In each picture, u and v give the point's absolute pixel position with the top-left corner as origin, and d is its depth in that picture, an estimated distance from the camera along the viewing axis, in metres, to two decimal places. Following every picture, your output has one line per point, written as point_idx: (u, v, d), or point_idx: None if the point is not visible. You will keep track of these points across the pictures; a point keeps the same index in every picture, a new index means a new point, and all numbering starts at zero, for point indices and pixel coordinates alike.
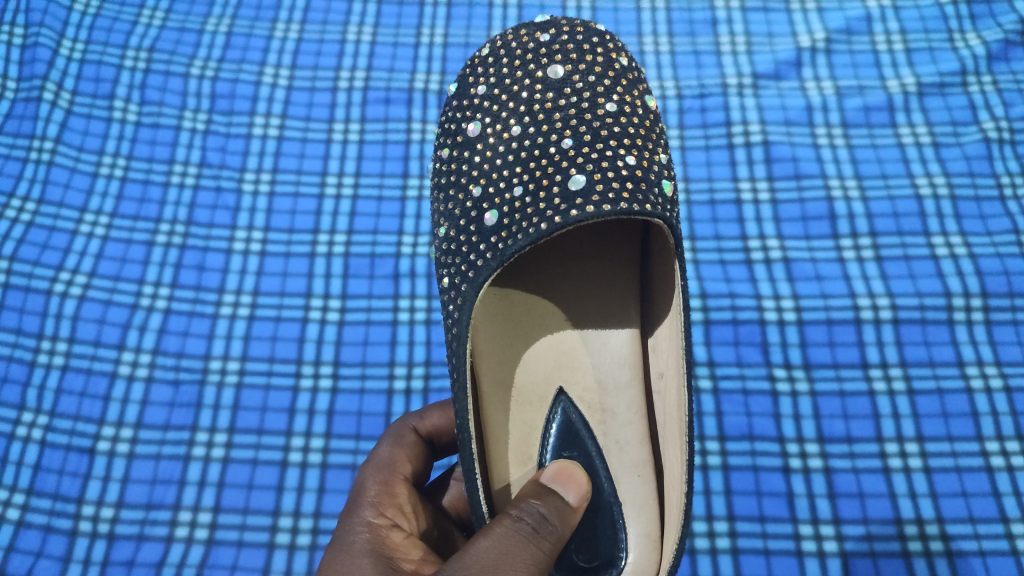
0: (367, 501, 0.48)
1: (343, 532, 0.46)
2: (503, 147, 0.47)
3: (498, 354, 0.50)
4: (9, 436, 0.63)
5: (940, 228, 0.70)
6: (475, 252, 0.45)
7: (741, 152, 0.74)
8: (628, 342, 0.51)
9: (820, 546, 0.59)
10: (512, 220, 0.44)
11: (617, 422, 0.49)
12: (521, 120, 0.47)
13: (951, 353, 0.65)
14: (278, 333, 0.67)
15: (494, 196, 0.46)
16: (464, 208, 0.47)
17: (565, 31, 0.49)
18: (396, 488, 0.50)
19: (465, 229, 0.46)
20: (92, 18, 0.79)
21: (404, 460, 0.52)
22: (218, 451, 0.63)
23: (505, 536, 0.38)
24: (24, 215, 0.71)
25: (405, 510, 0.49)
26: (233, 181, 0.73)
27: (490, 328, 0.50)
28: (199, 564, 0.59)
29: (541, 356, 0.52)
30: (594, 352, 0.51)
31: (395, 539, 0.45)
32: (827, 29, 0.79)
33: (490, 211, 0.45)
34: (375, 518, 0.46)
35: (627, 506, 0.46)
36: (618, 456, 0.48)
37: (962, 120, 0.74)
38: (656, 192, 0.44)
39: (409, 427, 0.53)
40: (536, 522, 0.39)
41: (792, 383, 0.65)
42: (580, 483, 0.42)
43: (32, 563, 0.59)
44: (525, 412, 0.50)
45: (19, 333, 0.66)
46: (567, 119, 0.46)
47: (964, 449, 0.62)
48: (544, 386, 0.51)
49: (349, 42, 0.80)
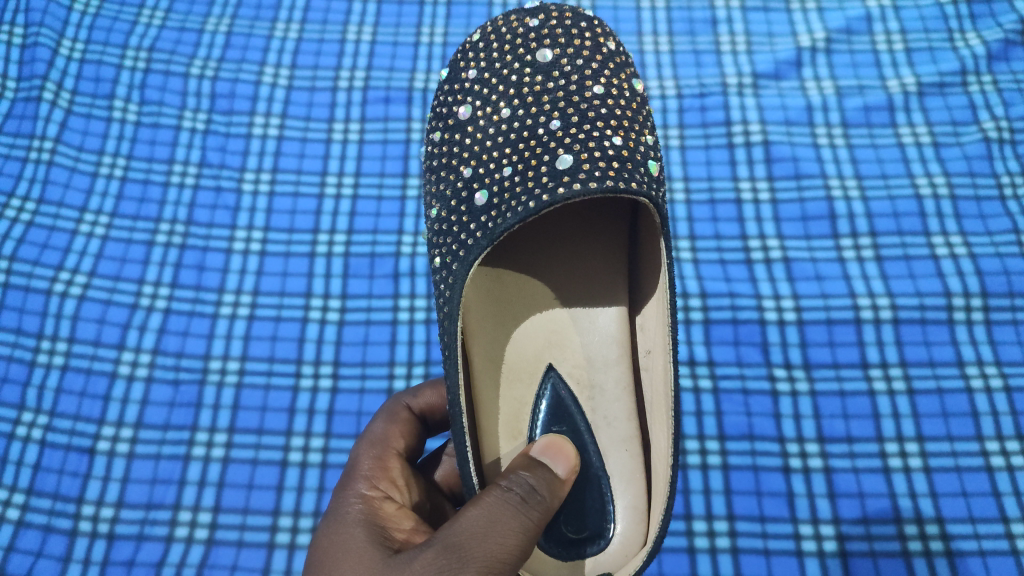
0: (361, 474, 0.48)
1: (337, 503, 0.45)
2: (493, 129, 0.47)
3: (489, 332, 0.50)
4: (9, 435, 0.63)
5: (941, 228, 0.70)
6: (466, 231, 0.45)
7: (741, 152, 0.74)
8: (616, 319, 0.51)
9: (820, 546, 0.59)
10: (502, 199, 0.44)
11: (605, 398, 0.49)
12: (511, 103, 0.47)
13: (951, 352, 0.65)
14: (278, 332, 0.67)
15: (485, 175, 0.46)
16: (456, 189, 0.47)
17: (554, 17, 0.49)
18: (389, 462, 0.50)
19: (456, 210, 0.46)
20: (92, 18, 0.79)
21: (398, 435, 0.52)
22: (218, 451, 0.63)
23: (494, 505, 0.38)
24: (23, 215, 0.71)
25: (398, 483, 0.49)
26: (233, 181, 0.73)
27: (482, 307, 0.50)
28: (199, 564, 0.59)
29: (531, 335, 0.51)
30: (584, 330, 0.51)
31: (388, 510, 0.45)
32: (827, 28, 0.79)
33: (481, 190, 0.45)
34: (369, 491, 0.46)
35: (615, 479, 0.46)
36: (607, 431, 0.48)
37: (962, 119, 0.74)
38: (641, 171, 0.44)
39: (402, 404, 0.54)
40: (525, 493, 0.39)
41: (792, 383, 0.65)
42: (569, 457, 0.42)
43: (32, 563, 0.59)
44: (515, 388, 0.50)
45: (19, 333, 0.66)
46: (555, 102, 0.46)
47: (964, 449, 0.62)
48: (535, 363, 0.51)
49: (349, 42, 0.80)
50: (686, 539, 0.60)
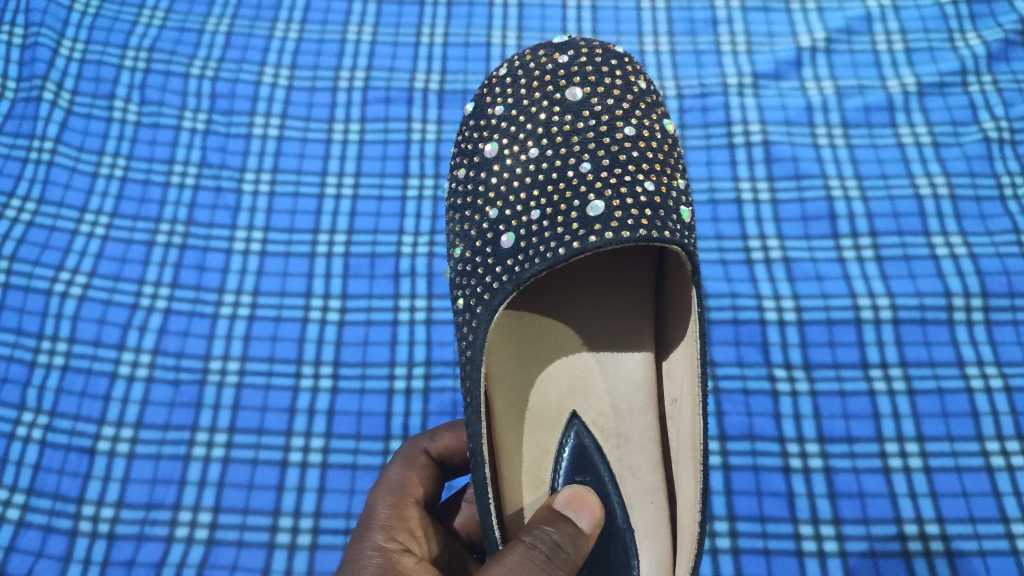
0: (379, 525, 0.49)
1: (355, 555, 0.47)
2: (520, 169, 0.47)
3: (512, 375, 0.50)
4: (9, 435, 0.63)
5: (940, 228, 0.70)
6: (491, 274, 0.45)
7: (741, 152, 0.74)
8: (642, 366, 0.50)
9: (820, 546, 0.59)
10: (529, 243, 0.44)
11: (630, 448, 0.49)
12: (539, 142, 0.47)
13: (951, 353, 0.65)
14: (278, 333, 0.67)
15: (511, 218, 0.46)
16: (480, 229, 0.47)
17: (583, 53, 0.49)
18: (407, 511, 0.50)
19: (481, 251, 0.46)
20: (93, 18, 0.79)
21: (416, 482, 0.52)
22: (218, 451, 0.63)
23: (518, 563, 0.39)
24: (23, 215, 0.71)
25: (417, 533, 0.49)
26: (233, 181, 0.73)
27: (505, 350, 0.50)
28: (199, 564, 0.59)
29: (554, 380, 0.51)
30: (609, 375, 0.51)
31: (406, 564, 0.46)
32: (827, 29, 0.79)
33: (507, 233, 0.45)
34: (386, 542, 0.47)
35: (639, 533, 0.47)
36: (632, 482, 0.48)
37: (962, 119, 0.74)
38: (673, 219, 0.44)
39: (420, 448, 0.53)
40: (550, 550, 0.40)
41: (792, 383, 0.65)
42: (593, 509, 0.42)
43: (32, 563, 0.59)
44: (537, 435, 0.50)
45: (19, 333, 0.66)
46: (585, 143, 0.46)
47: (964, 449, 0.62)
48: (558, 410, 0.51)
49: (349, 42, 0.80)
50: None
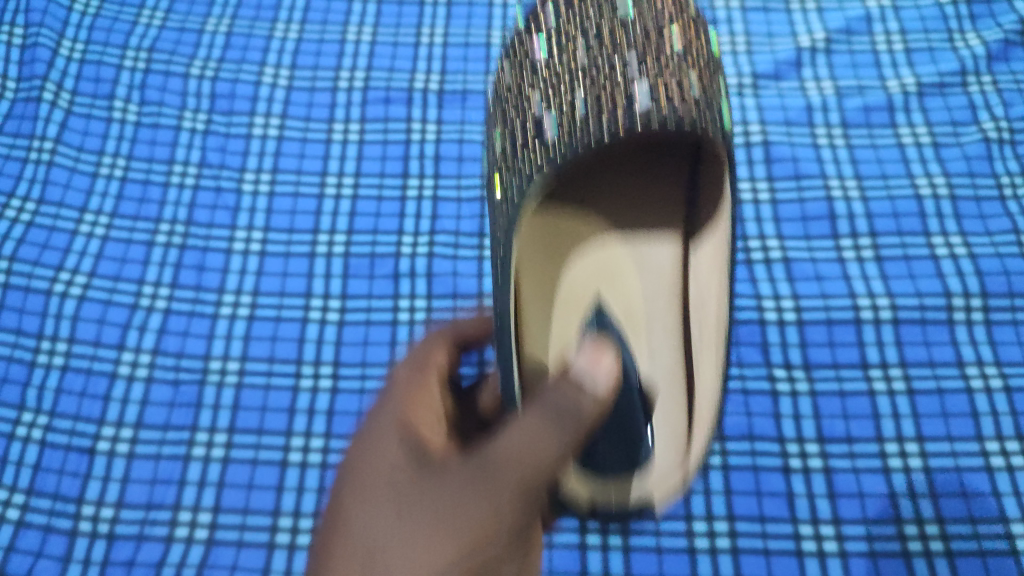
0: (402, 395, 0.53)
1: (371, 426, 0.50)
2: (560, 62, 0.42)
3: (543, 260, 0.50)
4: (9, 436, 0.63)
5: (940, 228, 0.70)
6: (525, 168, 0.41)
7: (741, 152, 0.74)
8: (671, 255, 0.50)
9: (820, 546, 0.59)
10: (569, 130, 0.40)
11: (654, 327, 0.51)
12: (580, 39, 0.42)
13: (951, 353, 0.65)
14: (278, 333, 0.67)
15: (552, 92, 0.41)
16: (517, 106, 0.43)
17: None
18: (431, 387, 0.55)
19: (517, 128, 0.42)
20: (93, 19, 0.79)
21: (437, 353, 0.57)
22: (218, 450, 0.63)
23: (531, 428, 0.41)
24: (23, 215, 0.71)
25: (438, 412, 0.53)
26: (233, 181, 0.73)
27: (537, 238, 0.49)
28: (199, 564, 0.59)
29: (581, 264, 0.52)
30: (637, 264, 0.51)
31: (422, 428, 0.50)
32: (827, 29, 0.80)
33: (545, 112, 0.41)
34: (405, 412, 0.51)
35: (656, 414, 0.50)
36: (649, 363, 0.51)
37: (962, 120, 0.74)
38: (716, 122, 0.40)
39: (439, 345, 0.57)
40: (564, 403, 0.41)
41: (792, 383, 0.65)
42: (609, 365, 0.44)
43: (32, 563, 0.59)
44: (563, 314, 0.52)
45: (19, 333, 0.66)
46: (630, 43, 0.41)
47: (964, 449, 0.62)
48: (584, 296, 0.52)
49: (349, 42, 0.80)
50: (686, 539, 0.60)
